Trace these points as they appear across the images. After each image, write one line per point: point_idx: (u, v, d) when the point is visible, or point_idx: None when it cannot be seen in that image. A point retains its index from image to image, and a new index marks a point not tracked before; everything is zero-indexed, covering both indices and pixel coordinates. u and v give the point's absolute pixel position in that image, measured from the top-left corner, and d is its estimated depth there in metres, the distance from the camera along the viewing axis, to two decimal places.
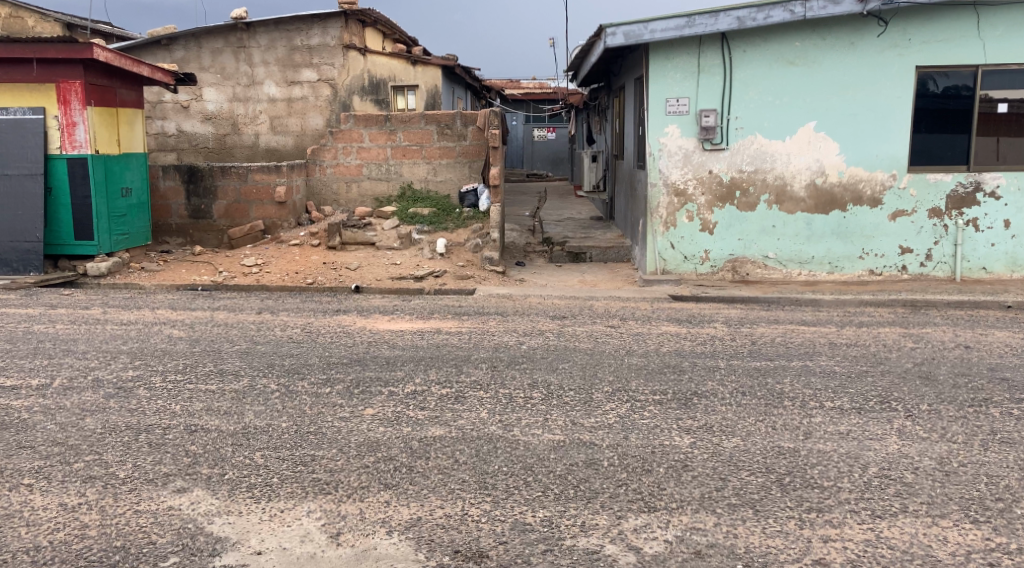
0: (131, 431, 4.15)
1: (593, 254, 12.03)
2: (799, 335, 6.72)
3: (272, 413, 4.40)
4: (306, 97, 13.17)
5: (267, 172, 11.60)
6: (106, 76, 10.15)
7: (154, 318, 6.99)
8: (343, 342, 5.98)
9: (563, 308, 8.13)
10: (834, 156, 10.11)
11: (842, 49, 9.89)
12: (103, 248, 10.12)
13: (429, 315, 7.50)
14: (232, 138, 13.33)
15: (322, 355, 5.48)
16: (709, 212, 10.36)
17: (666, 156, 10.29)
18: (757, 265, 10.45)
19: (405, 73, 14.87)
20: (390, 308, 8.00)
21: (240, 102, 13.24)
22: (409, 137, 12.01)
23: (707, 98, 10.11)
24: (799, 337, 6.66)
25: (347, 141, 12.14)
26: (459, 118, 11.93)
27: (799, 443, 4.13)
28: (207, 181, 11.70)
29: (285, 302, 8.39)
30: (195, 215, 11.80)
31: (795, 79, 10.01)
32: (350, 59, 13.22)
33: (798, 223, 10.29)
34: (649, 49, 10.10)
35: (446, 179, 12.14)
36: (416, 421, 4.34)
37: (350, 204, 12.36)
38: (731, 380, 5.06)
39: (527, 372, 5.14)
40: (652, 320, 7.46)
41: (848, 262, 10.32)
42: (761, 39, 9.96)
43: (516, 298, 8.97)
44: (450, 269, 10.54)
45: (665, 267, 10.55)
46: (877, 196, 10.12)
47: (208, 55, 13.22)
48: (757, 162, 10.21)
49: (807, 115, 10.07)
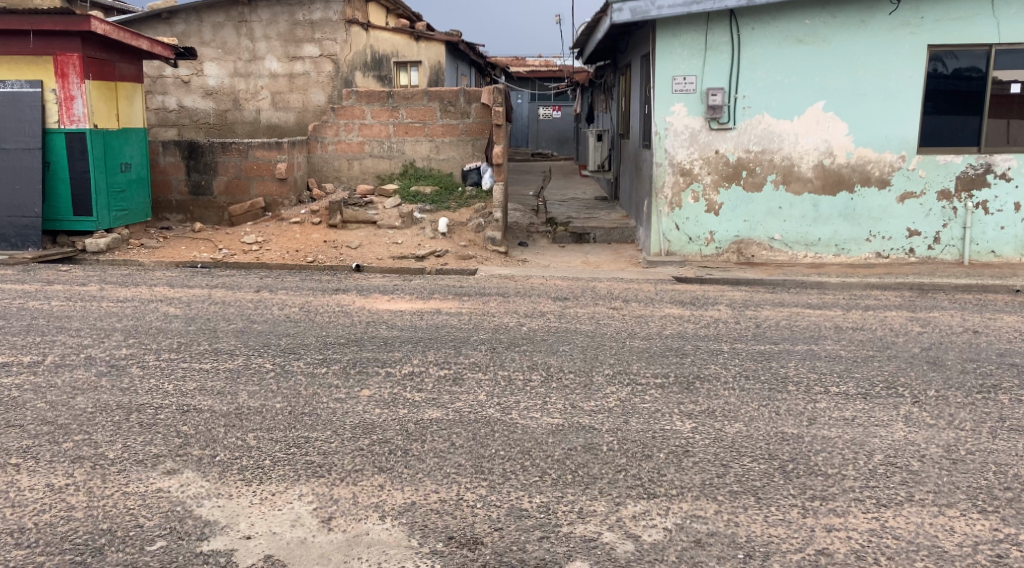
0: (122, 410, 4.08)
1: (597, 235, 11.91)
2: (804, 319, 6.62)
3: (266, 394, 4.33)
4: (308, 73, 13.01)
5: (268, 149, 11.50)
6: (105, 49, 10.01)
7: (151, 295, 6.92)
8: (341, 322, 5.89)
9: (564, 290, 8.05)
10: (842, 136, 9.97)
11: (853, 27, 9.71)
12: (102, 224, 10.03)
13: (429, 295, 7.41)
14: (234, 113, 13.19)
15: (319, 335, 5.39)
16: (715, 192, 10.24)
17: (672, 136, 10.14)
18: (763, 247, 10.35)
19: (407, 49, 14.63)
20: (391, 288, 7.92)
21: (242, 77, 13.10)
22: (412, 114, 11.90)
23: (715, 77, 9.95)
24: (804, 320, 6.56)
25: (349, 117, 12.03)
26: (463, 95, 11.81)
27: (803, 429, 4.04)
28: (208, 157, 11.60)
29: (284, 280, 8.31)
30: (195, 192, 11.70)
31: (804, 58, 9.84)
32: (352, 35, 13.07)
33: (804, 204, 10.17)
34: (656, 26, 9.92)
35: (449, 157, 12.05)
36: (413, 403, 4.26)
37: (352, 182, 12.26)
38: (734, 365, 4.96)
39: (527, 354, 5.05)
40: (655, 302, 7.38)
41: (854, 244, 10.22)
42: (770, 17, 9.79)
43: (518, 279, 8.88)
44: (452, 249, 10.43)
45: (670, 248, 10.44)
46: (885, 178, 9.98)
47: (209, 29, 13.05)
48: (763, 142, 10.08)
49: (816, 94, 9.91)
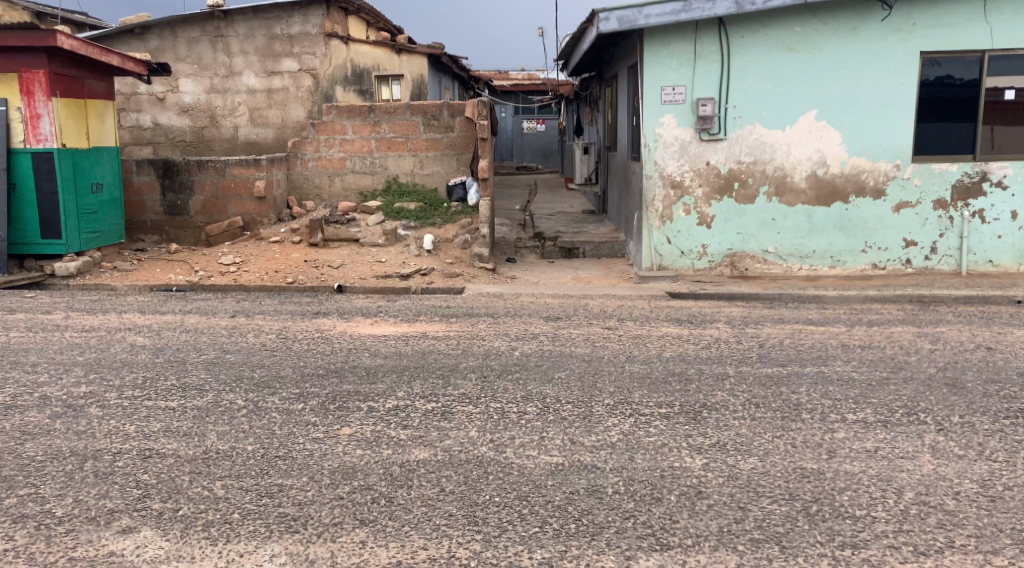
0: (76, 458, 3.70)
1: (586, 250, 11.64)
2: (810, 337, 6.32)
3: (237, 435, 3.96)
4: (287, 88, 12.68)
5: (246, 166, 11.16)
6: (73, 66, 9.63)
7: (119, 324, 6.52)
8: (321, 350, 5.53)
9: (556, 309, 7.73)
10: (836, 146, 9.75)
11: (845, 33, 9.50)
12: (72, 247, 9.63)
13: (414, 318, 7.05)
14: (211, 130, 12.83)
15: (296, 365, 5.02)
16: (707, 205, 9.99)
17: (662, 147, 9.89)
18: (756, 260, 10.10)
19: (389, 63, 14.33)
20: (374, 310, 7.57)
21: (219, 93, 12.74)
22: (394, 128, 11.62)
23: (704, 86, 9.70)
24: (808, 338, 6.26)
25: (330, 133, 11.72)
26: (446, 108, 11.54)
27: (823, 464, 3.72)
28: (183, 176, 11.22)
29: (262, 304, 7.94)
30: (171, 212, 11.31)
31: (795, 66, 9.62)
32: (331, 48, 12.75)
33: (798, 216, 9.94)
34: (644, 35, 9.68)
35: (434, 172, 11.76)
36: (398, 442, 3.90)
37: (333, 199, 11.93)
38: (742, 392, 4.62)
39: (520, 383, 4.70)
40: (651, 321, 7.07)
41: (850, 256, 9.97)
42: (760, 25, 9.56)
43: (506, 298, 8.56)
44: (437, 267, 10.09)
45: (661, 262, 10.17)
46: (880, 187, 9.76)
47: (184, 44, 12.69)
48: (755, 152, 9.84)
49: (808, 104, 9.69)
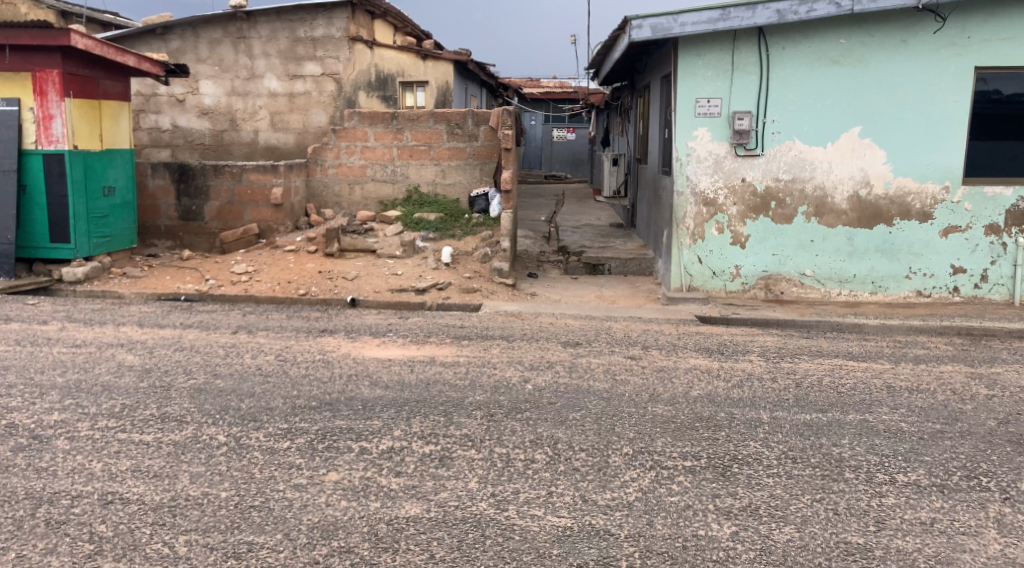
0: (30, 501, 3.30)
1: (613, 266, 11.14)
2: (852, 375, 5.79)
3: (211, 478, 3.52)
4: (309, 92, 12.39)
5: (263, 172, 10.85)
6: (88, 66, 9.38)
7: (112, 338, 6.15)
8: (317, 377, 5.11)
9: (578, 334, 7.26)
10: (880, 165, 9.44)
11: (894, 47, 9.20)
12: (81, 252, 9.36)
13: (424, 339, 6.62)
14: (230, 134, 12.55)
15: (287, 395, 4.60)
16: (741, 224, 9.66)
17: (695, 162, 9.58)
18: (793, 283, 9.74)
19: (414, 68, 13.90)
20: (383, 328, 7.15)
21: (240, 96, 12.47)
22: (417, 136, 11.27)
23: (741, 99, 9.41)
24: (850, 377, 5.73)
25: (351, 139, 11.41)
26: (471, 117, 11.17)
27: (870, 539, 3.24)
28: (199, 181, 10.95)
29: (268, 319, 7.56)
30: (185, 217, 11.05)
31: (839, 80, 9.32)
32: (356, 53, 12.45)
33: (838, 238, 9.60)
34: (679, 44, 9.38)
35: (456, 182, 11.38)
36: (387, 493, 3.46)
37: (352, 207, 11.61)
38: (778, 443, 4.11)
39: (530, 425, 4.25)
40: (678, 351, 6.57)
41: (893, 282, 9.63)
42: (803, 36, 9.26)
43: (525, 318, 8.11)
44: (455, 281, 9.69)
45: (692, 283, 9.83)
46: (927, 210, 9.45)
47: (206, 45, 12.45)
48: (794, 170, 9.52)
49: (850, 119, 9.40)
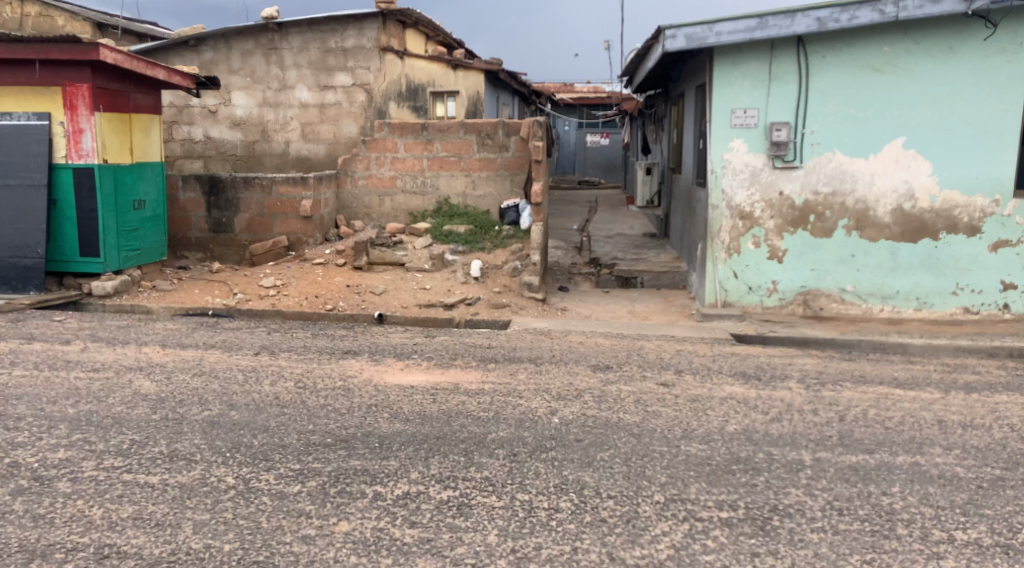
0: (25, 554, 3.42)
1: (645, 279, 10.86)
2: (903, 406, 5.54)
3: (212, 529, 3.58)
4: (340, 102, 12.29)
5: (293, 185, 10.77)
6: (118, 80, 9.39)
7: (133, 360, 6.09)
8: (337, 407, 4.97)
9: (609, 356, 7.04)
10: (925, 177, 9.08)
11: (941, 54, 8.84)
12: (110, 266, 9.35)
13: (449, 362, 6.46)
14: (262, 145, 12.53)
15: (302, 430, 4.48)
16: (779, 238, 9.35)
17: (731, 174, 9.30)
18: (833, 299, 9.41)
19: (445, 78, 13.81)
20: (409, 349, 7.00)
21: (271, 107, 12.44)
22: (448, 147, 11.13)
23: (780, 110, 9.12)
24: (896, 409, 5.43)
25: (381, 151, 11.31)
26: (502, 127, 11.01)
27: None
28: (229, 193, 10.92)
29: (293, 338, 7.46)
30: (216, 229, 11.03)
31: (882, 89, 8.99)
32: (387, 63, 12.33)
33: (881, 252, 9.25)
34: (714, 54, 9.12)
35: (486, 193, 11.22)
36: (402, 549, 3.48)
37: (382, 219, 11.52)
38: (823, 490, 4.06)
39: (554, 468, 4.15)
40: (713, 377, 6.32)
41: (939, 298, 9.25)
42: (844, 44, 8.94)
43: (555, 337, 7.91)
44: (484, 296, 9.52)
45: (727, 298, 9.54)
46: (975, 224, 9.06)
47: (238, 57, 12.44)
48: (834, 182, 9.20)
49: (894, 130, 9.05)
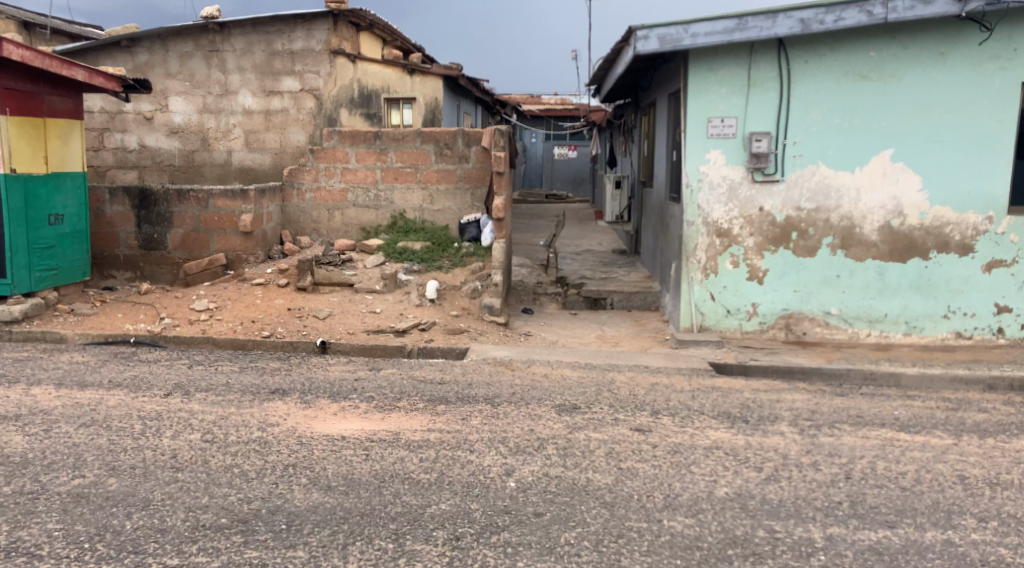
0: None
1: (615, 301, 10.09)
2: (925, 458, 4.82)
3: None
4: (287, 109, 11.43)
5: (231, 197, 9.87)
6: (31, 80, 8.44)
7: (13, 407, 5.15)
8: (245, 476, 4.09)
9: (576, 393, 6.27)
10: (914, 192, 8.45)
11: (930, 60, 8.23)
12: (20, 288, 8.38)
13: (392, 403, 5.60)
14: (202, 154, 11.58)
15: (188, 507, 3.76)
16: (759, 257, 8.65)
17: (707, 188, 8.59)
18: (817, 323, 8.72)
19: (400, 84, 12.86)
20: (347, 386, 6.13)
21: (212, 114, 11.51)
22: (403, 157, 10.33)
23: (759, 119, 8.45)
24: (909, 465, 4.68)
25: (330, 161, 10.45)
26: (461, 137, 10.23)
27: None
28: (162, 207, 9.98)
29: (219, 373, 6.55)
30: (146, 246, 10.07)
31: (868, 97, 8.35)
32: (338, 67, 11.55)
33: (867, 273, 8.59)
34: (689, 57, 8.42)
35: (445, 207, 10.42)
36: None
37: (331, 235, 10.64)
38: None
39: (507, 559, 3.45)
40: (694, 419, 5.58)
41: (929, 322, 8.60)
42: (828, 48, 8.30)
43: (517, 369, 7.11)
44: (440, 321, 8.68)
45: (703, 322, 8.81)
46: (967, 242, 8.44)
47: (175, 59, 11.48)
48: (818, 197, 8.53)
49: (881, 141, 8.41)
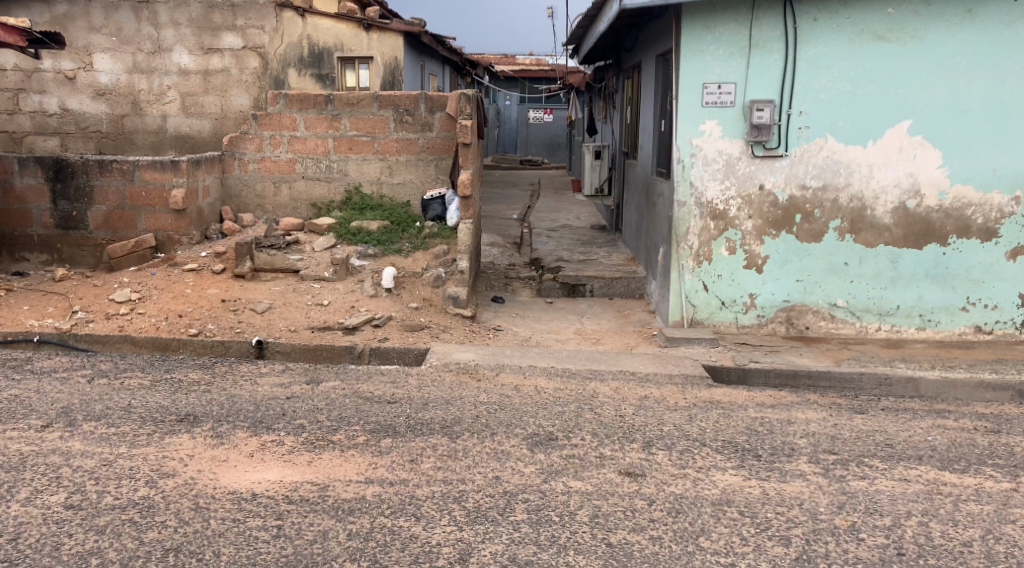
0: None
1: (595, 287, 9.08)
2: (985, 520, 3.86)
3: None
4: (228, 69, 10.16)
5: (160, 169, 8.64)
6: None
7: None
8: None
9: (553, 412, 5.24)
10: (932, 169, 7.46)
11: (956, 18, 7.20)
12: None
13: (325, 437, 4.57)
14: (133, 119, 10.29)
15: None
16: (758, 242, 7.65)
17: (701, 164, 7.54)
18: (821, 316, 7.77)
19: (355, 41, 11.59)
20: (275, 410, 5.07)
21: (143, 73, 10.20)
22: (358, 124, 9.16)
23: (761, 85, 7.38)
24: (969, 533, 3.74)
25: (276, 128, 9.25)
26: (423, 101, 9.06)
27: None
28: (80, 180, 8.74)
29: (125, 389, 5.44)
30: (64, 225, 8.85)
31: (885, 61, 7.32)
32: (285, 22, 10.38)
33: (879, 260, 7.63)
34: (683, 13, 7.30)
35: (406, 181, 9.28)
36: None
37: (278, 211, 9.46)
38: None
39: None
40: (696, 453, 4.60)
41: (946, 315, 7.67)
42: (841, 3, 7.23)
43: (484, 378, 6.06)
44: (397, 314, 7.60)
45: (694, 315, 7.82)
46: (990, 226, 7.49)
47: (100, 10, 10.11)
48: (826, 175, 7.52)
49: (898, 111, 7.40)
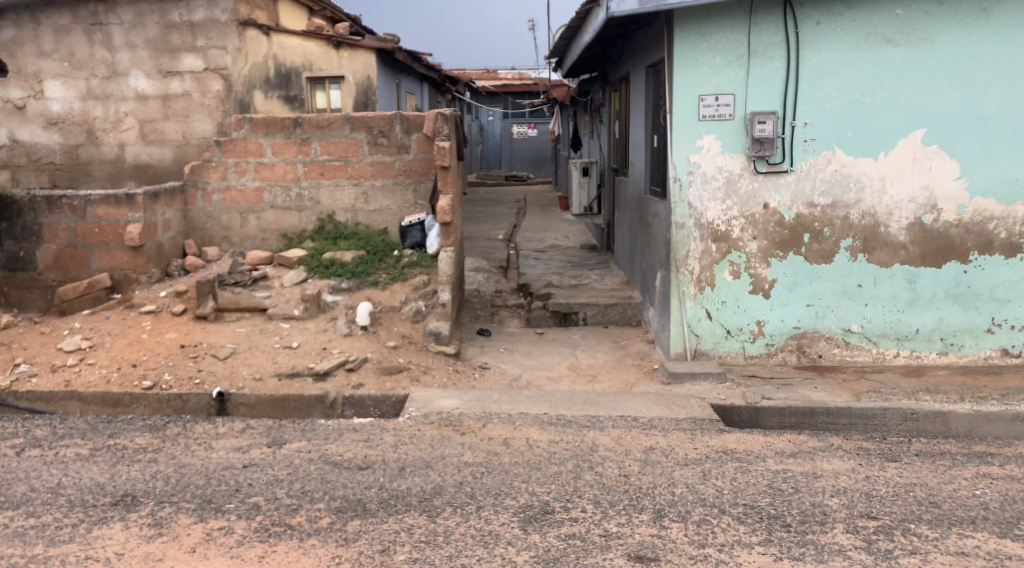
0: None
1: (589, 315, 8.45)
2: None
3: None
4: (189, 93, 9.50)
5: (113, 204, 7.96)
6: None
7: None
8: None
9: (549, 473, 4.61)
10: (950, 181, 6.88)
11: (970, 17, 6.64)
12: None
13: (283, 522, 3.96)
14: (88, 149, 9.62)
15: None
16: (764, 265, 7.05)
17: (700, 183, 6.93)
18: (834, 343, 7.16)
19: (326, 59, 11.05)
20: (228, 485, 4.41)
21: (97, 100, 9.54)
22: (329, 148, 8.52)
23: (761, 95, 6.80)
24: None
25: (241, 155, 8.59)
26: (398, 122, 8.44)
27: None
28: (27, 218, 8.06)
29: (60, 461, 4.78)
30: (11, 266, 8.17)
31: (894, 66, 6.75)
32: (248, 41, 9.69)
33: (895, 281, 7.03)
34: (675, 20, 6.71)
35: (382, 208, 8.63)
36: None
37: (245, 243, 8.79)
38: None
39: None
40: (716, 524, 4.01)
41: (969, 338, 7.07)
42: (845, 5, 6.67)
43: (470, 430, 5.42)
44: (373, 355, 6.93)
45: (698, 346, 7.19)
46: (1014, 240, 6.92)
47: (49, 34, 9.47)
48: (835, 190, 6.92)
49: (911, 119, 6.82)
